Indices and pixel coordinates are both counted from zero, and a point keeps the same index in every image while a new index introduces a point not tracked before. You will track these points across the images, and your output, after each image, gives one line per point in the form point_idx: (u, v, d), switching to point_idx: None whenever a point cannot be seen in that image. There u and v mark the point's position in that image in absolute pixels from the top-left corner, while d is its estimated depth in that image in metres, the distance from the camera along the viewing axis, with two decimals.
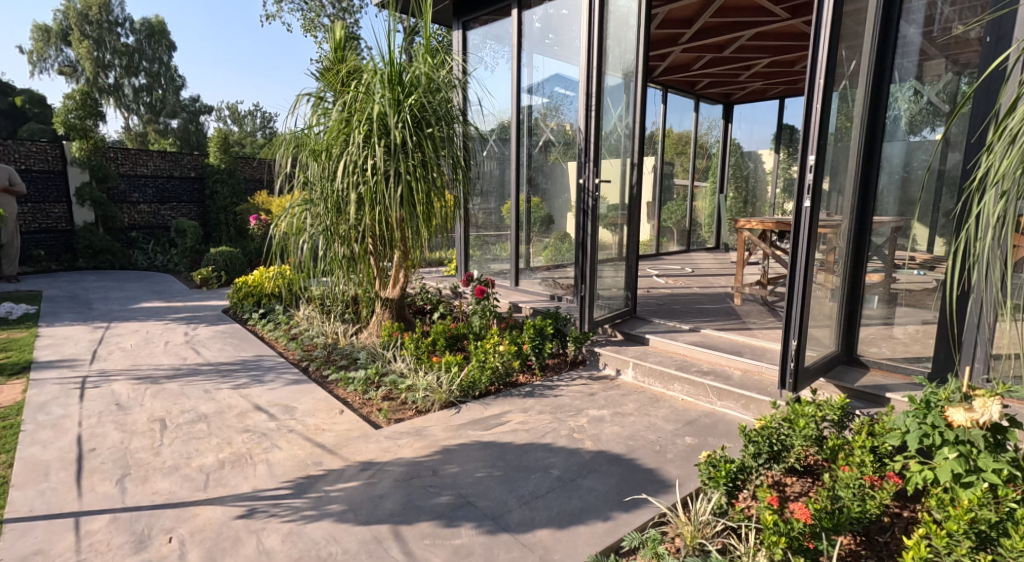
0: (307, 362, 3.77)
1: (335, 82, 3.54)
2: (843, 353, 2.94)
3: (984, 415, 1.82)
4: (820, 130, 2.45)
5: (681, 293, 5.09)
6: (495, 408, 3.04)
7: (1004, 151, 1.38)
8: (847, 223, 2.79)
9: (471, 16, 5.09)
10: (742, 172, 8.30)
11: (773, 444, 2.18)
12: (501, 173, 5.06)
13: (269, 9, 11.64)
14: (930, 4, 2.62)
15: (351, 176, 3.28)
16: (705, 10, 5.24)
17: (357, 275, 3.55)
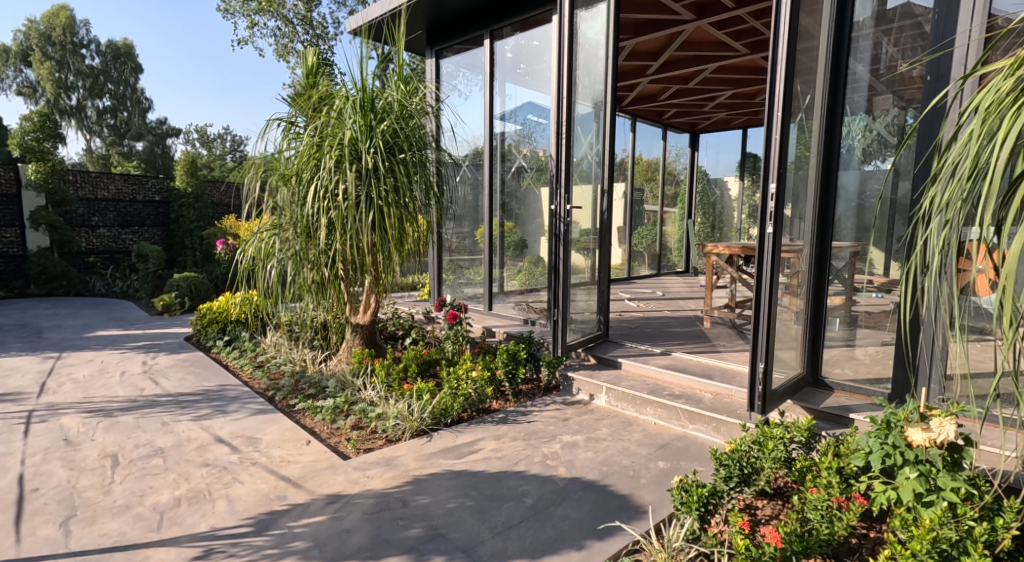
0: (274, 392, 3.67)
1: (306, 107, 3.50)
2: (808, 375, 2.99)
3: (940, 434, 1.88)
4: (780, 158, 2.53)
5: (653, 317, 5.14)
6: (467, 436, 2.99)
7: (946, 182, 1.42)
8: (808, 248, 2.87)
9: (444, 44, 5.14)
10: (709, 199, 8.51)
11: (744, 468, 2.21)
12: (475, 198, 5.08)
13: (241, 34, 11.64)
14: (877, 44, 2.75)
15: (321, 201, 3.25)
16: (671, 43, 5.42)
17: (327, 300, 3.49)
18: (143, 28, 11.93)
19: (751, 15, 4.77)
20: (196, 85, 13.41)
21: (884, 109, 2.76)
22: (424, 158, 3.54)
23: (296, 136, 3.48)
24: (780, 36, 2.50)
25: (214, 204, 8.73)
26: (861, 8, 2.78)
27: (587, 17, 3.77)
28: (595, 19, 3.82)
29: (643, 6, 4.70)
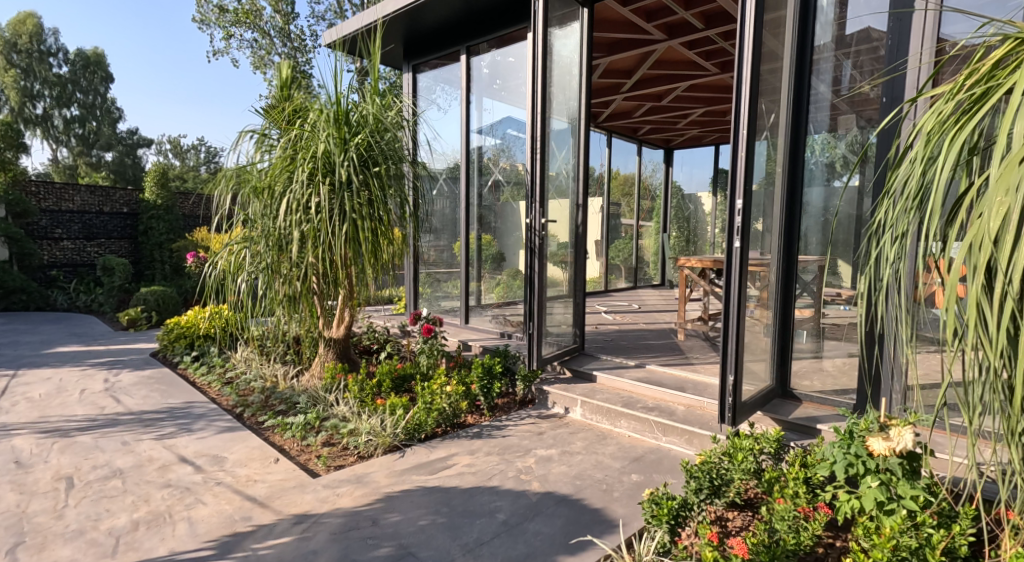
0: (242, 408, 3.59)
1: (280, 119, 3.48)
2: (777, 387, 3.04)
3: (899, 443, 1.91)
4: (746, 175, 2.59)
5: (628, 330, 5.18)
6: (440, 451, 2.97)
7: (898, 200, 1.45)
8: (776, 262, 2.93)
9: (421, 59, 5.18)
10: (683, 214, 8.64)
11: (713, 479, 2.23)
12: (453, 211, 5.07)
13: (216, 45, 11.50)
14: (838, 67, 2.85)
15: (294, 215, 3.21)
16: (643, 62, 5.53)
17: (299, 314, 3.44)
18: (115, 37, 11.74)
19: (719, 36, 4.91)
20: (170, 96, 13.22)
21: (847, 128, 2.85)
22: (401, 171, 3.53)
23: (270, 149, 3.44)
24: (744, 58, 2.57)
25: (185, 216, 8.53)
26: (822, 32, 2.88)
27: (561, 35, 3.81)
28: (569, 38, 3.89)
29: (616, 25, 4.80)
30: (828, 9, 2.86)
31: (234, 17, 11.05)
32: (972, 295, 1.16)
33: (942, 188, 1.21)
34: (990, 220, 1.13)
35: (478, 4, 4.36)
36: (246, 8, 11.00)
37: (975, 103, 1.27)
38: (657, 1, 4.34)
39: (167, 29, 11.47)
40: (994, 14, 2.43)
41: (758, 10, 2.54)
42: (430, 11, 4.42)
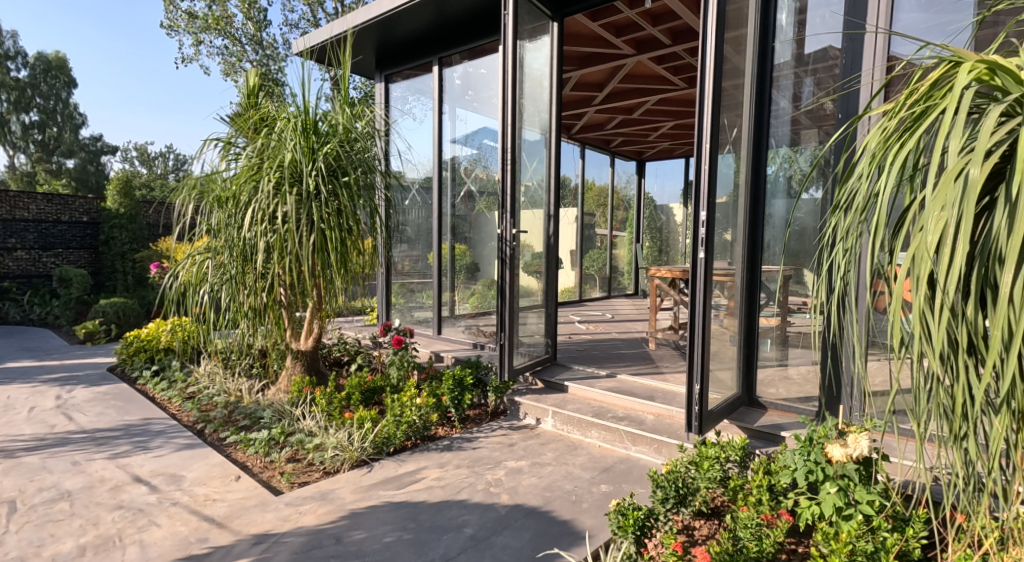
0: (203, 425, 3.48)
1: (246, 127, 3.44)
2: (743, 396, 3.11)
3: (857, 449, 1.96)
4: (710, 187, 2.65)
5: (601, 339, 5.22)
6: (409, 465, 2.93)
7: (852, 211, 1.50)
8: (740, 272, 3.00)
9: (393, 69, 5.19)
10: (656, 224, 8.78)
11: (679, 489, 2.25)
12: (425, 221, 5.07)
13: (185, 51, 11.35)
14: (798, 83, 2.95)
15: (259, 225, 3.15)
16: (614, 76, 5.62)
17: (265, 325, 3.36)
18: (78, 42, 11.45)
19: (686, 52, 5.03)
20: (134, 102, 12.92)
21: (807, 142, 2.94)
22: (372, 182, 3.49)
23: (236, 157, 3.37)
24: (706, 74, 2.63)
25: (150, 224, 8.27)
26: (782, 50, 2.98)
27: (532, 48, 3.84)
28: (540, 51, 3.93)
29: (586, 40, 4.88)
30: (787, 28, 2.97)
31: (204, 23, 10.84)
32: (918, 306, 1.19)
33: (885, 202, 1.25)
34: (929, 233, 1.15)
35: (451, 16, 4.38)
36: (215, 15, 10.73)
37: (919, 121, 1.32)
38: (626, 17, 4.43)
39: (132, 34, 11.17)
40: (936, 39, 2.56)
41: (718, 28, 2.61)
42: (403, 22, 4.43)
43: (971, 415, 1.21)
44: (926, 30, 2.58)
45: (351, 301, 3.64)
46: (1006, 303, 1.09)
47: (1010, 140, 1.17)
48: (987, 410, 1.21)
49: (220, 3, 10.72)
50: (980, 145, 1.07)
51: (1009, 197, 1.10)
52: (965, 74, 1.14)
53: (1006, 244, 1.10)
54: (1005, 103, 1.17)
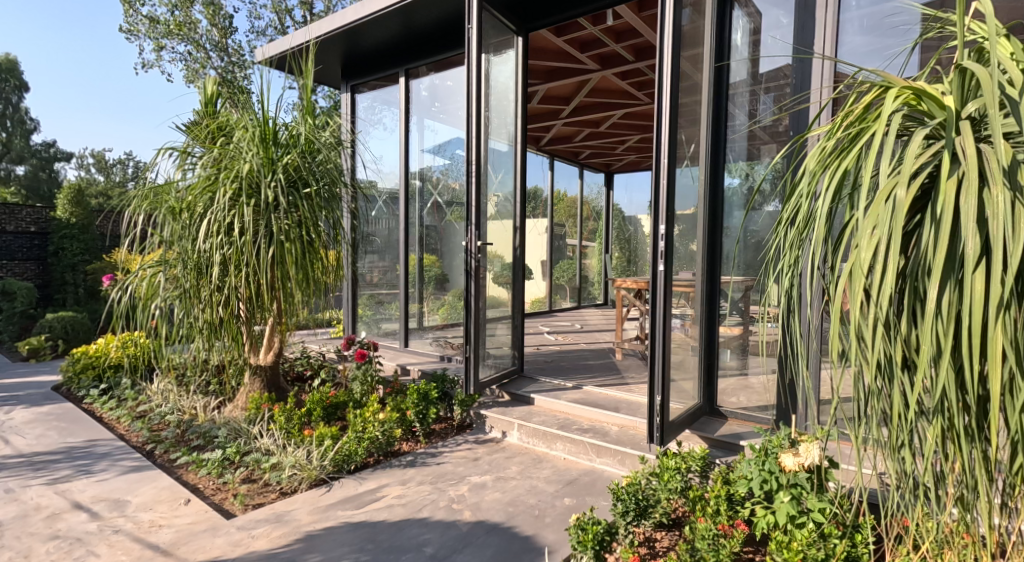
0: (153, 446, 3.34)
1: (203, 137, 3.35)
2: (705, 405, 3.17)
3: (808, 458, 2.02)
4: (668, 203, 2.71)
5: (569, 350, 5.25)
6: (370, 483, 2.87)
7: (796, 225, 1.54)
8: (700, 284, 3.05)
9: (359, 80, 5.16)
10: (624, 235, 8.91)
11: (639, 501, 2.27)
12: (390, 233, 5.04)
13: (145, 57, 11.15)
14: (753, 101, 3.05)
15: (214, 237, 3.06)
16: (581, 90, 5.72)
17: (221, 341, 3.25)
18: (29, 46, 11.03)
19: (649, 68, 5.16)
20: (90, 109, 12.49)
21: (765, 156, 3.03)
22: (337, 193, 3.45)
23: (193, 166, 3.26)
24: (664, 91, 2.69)
25: (102, 235, 7.95)
26: (737, 70, 3.09)
27: (498, 61, 3.88)
28: (505, 65, 3.96)
29: (552, 54, 4.95)
30: (743, 47, 3.09)
31: (165, 29, 10.57)
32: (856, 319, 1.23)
33: (823, 220, 1.28)
34: (863, 251, 1.19)
35: (418, 28, 4.39)
36: (178, 20, 10.47)
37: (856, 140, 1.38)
38: (589, 33, 4.51)
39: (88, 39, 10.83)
40: (876, 64, 2.70)
41: (675, 45, 2.68)
42: (369, 33, 4.42)
43: (907, 425, 1.24)
44: (867, 54, 2.72)
45: (317, 313, 3.58)
46: (932, 317, 1.13)
47: (935, 160, 1.23)
48: (919, 420, 1.25)
49: (183, 8, 10.47)
50: (906, 168, 1.12)
51: (933, 216, 1.14)
52: (893, 99, 1.19)
53: (932, 261, 1.14)
54: (928, 127, 1.22)
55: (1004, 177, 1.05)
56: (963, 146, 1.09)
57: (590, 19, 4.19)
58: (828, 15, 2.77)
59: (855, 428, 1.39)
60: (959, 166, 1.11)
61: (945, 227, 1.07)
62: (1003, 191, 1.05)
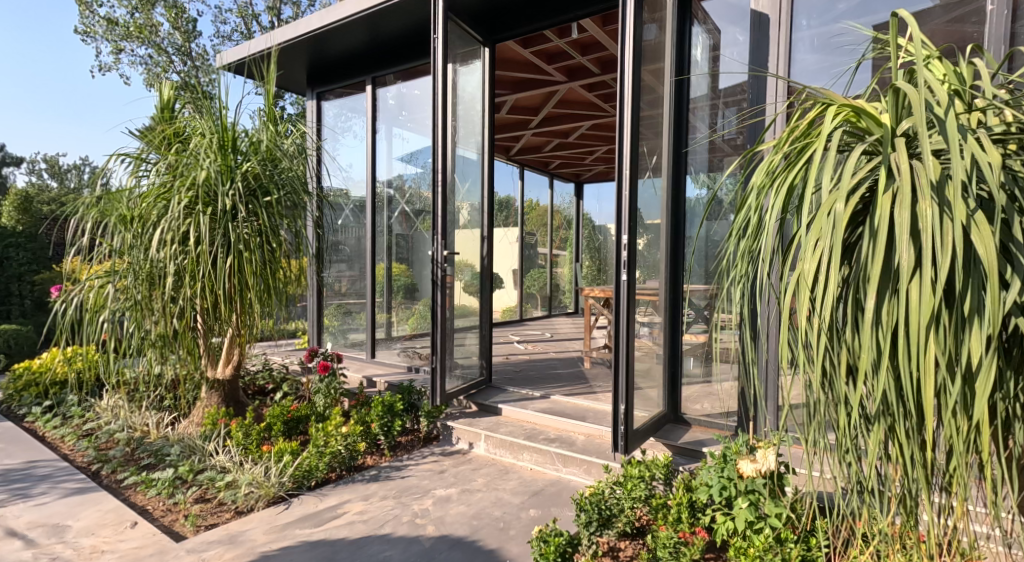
0: (99, 465, 3.18)
1: (159, 143, 3.24)
2: (669, 413, 3.21)
3: (765, 464, 2.08)
4: (631, 214, 2.74)
5: (538, 359, 5.26)
6: (331, 499, 2.80)
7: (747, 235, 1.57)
8: (663, 293, 3.10)
9: (326, 88, 5.10)
10: (594, 244, 9.01)
11: (602, 511, 2.27)
12: (357, 242, 4.98)
13: (103, 59, 10.89)
14: (713, 114, 3.13)
15: (168, 247, 2.96)
16: (549, 101, 5.78)
17: (176, 354, 3.14)
18: None
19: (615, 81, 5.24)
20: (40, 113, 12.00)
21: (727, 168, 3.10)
22: (302, 201, 3.37)
23: (148, 172, 3.15)
24: (626, 104, 2.72)
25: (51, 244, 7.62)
26: (698, 86, 3.17)
27: (465, 71, 3.88)
28: (472, 75, 3.96)
29: (519, 65, 4.99)
30: (703, 63, 3.18)
31: (124, 31, 10.21)
32: (802, 330, 1.26)
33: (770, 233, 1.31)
34: (807, 264, 1.21)
35: (385, 37, 4.35)
36: (138, 22, 10.08)
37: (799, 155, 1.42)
38: (556, 46, 4.57)
39: None
40: (825, 81, 2.81)
41: (636, 59, 2.71)
42: (335, 41, 4.36)
43: (853, 433, 1.27)
44: (817, 71, 2.82)
45: (282, 325, 3.49)
46: (870, 327, 1.16)
47: (873, 175, 1.27)
48: (863, 428, 1.28)
49: (143, 10, 10.14)
50: (844, 184, 1.15)
51: (871, 229, 1.18)
52: (830, 117, 1.23)
53: (872, 274, 1.18)
54: (865, 143, 1.26)
55: (932, 192, 1.09)
56: (896, 163, 1.13)
57: (556, 31, 4.24)
58: (781, 35, 2.86)
59: (805, 436, 1.41)
60: (894, 181, 1.15)
61: (880, 240, 1.10)
62: (932, 205, 1.09)
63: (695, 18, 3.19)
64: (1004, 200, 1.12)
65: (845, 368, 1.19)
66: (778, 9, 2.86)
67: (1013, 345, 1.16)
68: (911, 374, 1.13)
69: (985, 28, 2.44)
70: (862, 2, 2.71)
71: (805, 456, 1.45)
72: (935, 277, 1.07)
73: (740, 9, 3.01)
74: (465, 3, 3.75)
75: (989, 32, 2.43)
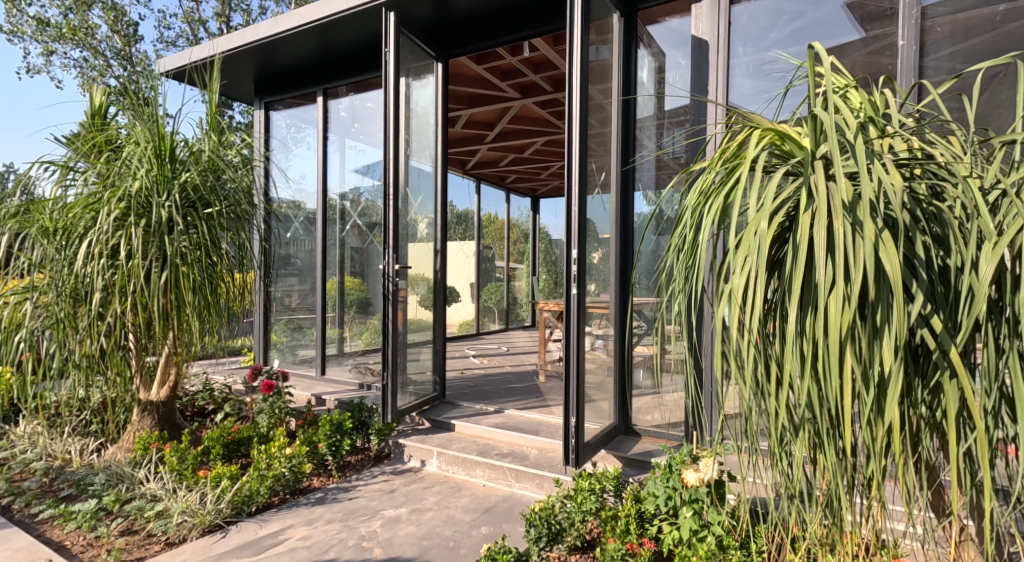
0: (12, 498, 2.95)
1: (89, 152, 3.07)
2: (620, 424, 3.26)
3: (707, 473, 2.09)
4: (580, 229, 2.78)
5: (494, 373, 5.24)
6: (273, 524, 2.69)
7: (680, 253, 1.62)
8: (613, 306, 3.15)
9: (274, 97, 4.99)
10: (551, 257, 9.11)
11: (552, 526, 2.28)
12: (305, 256, 4.86)
13: (32, 61, 10.36)
14: (658, 134, 3.23)
15: (96, 261, 2.79)
16: (503, 117, 5.84)
17: (104, 376, 2.96)
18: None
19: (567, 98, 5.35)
20: None
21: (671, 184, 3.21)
22: (246, 213, 3.25)
23: (75, 181, 2.98)
24: (573, 122, 2.77)
25: None
26: (643, 106, 3.28)
27: (418, 86, 3.87)
28: (424, 89, 3.96)
29: (472, 81, 5.02)
30: (648, 84, 3.30)
31: (56, 32, 9.63)
32: (735, 344, 1.30)
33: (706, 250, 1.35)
34: (737, 280, 1.26)
35: (335, 48, 4.30)
36: (72, 24, 9.60)
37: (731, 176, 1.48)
38: (508, 63, 4.63)
39: None
40: (760, 106, 2.95)
41: (582, 79, 2.76)
42: (283, 50, 4.28)
43: (785, 441, 1.32)
44: (752, 96, 2.96)
45: (226, 342, 3.34)
46: (794, 339, 1.22)
47: (797, 195, 1.33)
48: (792, 437, 1.33)
49: (79, 12, 9.73)
50: (768, 204, 1.21)
51: (794, 245, 1.24)
52: (757, 141, 1.29)
53: (799, 289, 1.23)
54: (789, 165, 1.33)
55: (847, 212, 1.15)
56: (815, 183, 1.19)
57: (508, 49, 4.31)
58: (719, 60, 3.00)
59: (739, 444, 1.45)
60: (813, 201, 1.21)
61: (801, 256, 1.16)
62: (846, 224, 1.15)
63: (640, 42, 3.31)
64: (910, 220, 1.19)
65: (773, 378, 1.24)
66: (717, 35, 3.01)
67: (922, 354, 1.23)
68: (829, 384, 1.18)
69: (898, 61, 2.62)
70: (792, 33, 2.87)
71: (742, 463, 1.48)
72: (848, 291, 1.14)
73: (682, 34, 3.15)
74: (415, 18, 3.76)
75: (901, 65, 2.61)
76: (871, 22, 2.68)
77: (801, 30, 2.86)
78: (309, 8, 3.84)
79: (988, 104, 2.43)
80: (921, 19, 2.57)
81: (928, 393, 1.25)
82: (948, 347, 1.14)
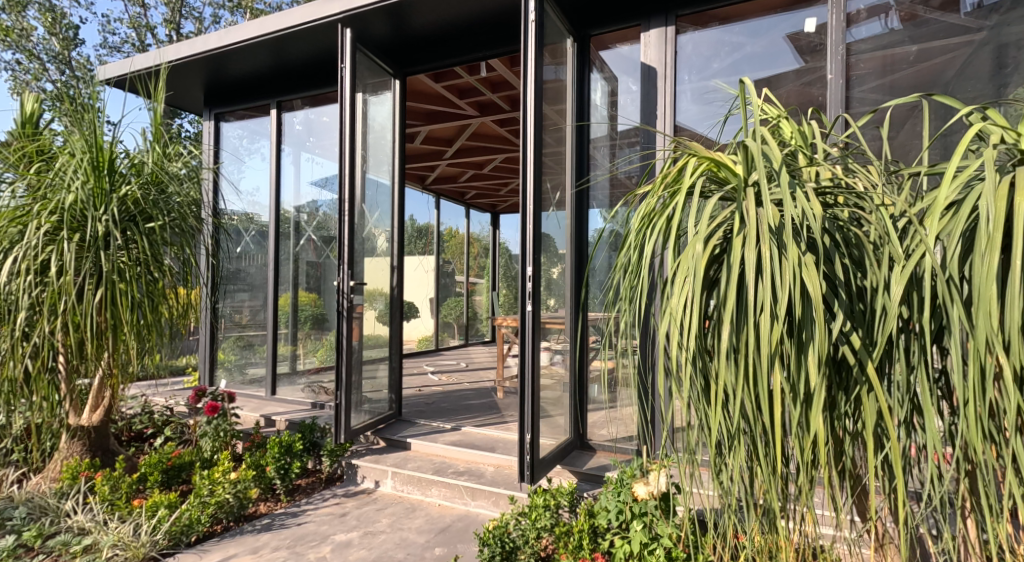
0: None
1: (19, 162, 2.93)
2: (576, 440, 3.30)
3: (656, 486, 2.16)
4: (535, 246, 2.81)
5: (453, 390, 5.21)
6: (214, 554, 2.58)
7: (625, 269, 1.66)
8: (569, 321, 3.19)
9: (224, 108, 4.88)
10: (511, 273, 9.17)
11: (505, 544, 2.29)
12: (256, 271, 4.74)
13: None
14: (611, 155, 3.33)
15: (24, 276, 2.65)
16: (462, 133, 5.89)
17: (30, 399, 2.79)
18: None
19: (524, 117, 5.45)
20: None
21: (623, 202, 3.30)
22: (191, 228, 3.15)
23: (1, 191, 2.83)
24: (527, 141, 2.81)
25: None
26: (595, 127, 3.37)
27: (374, 102, 3.86)
28: (380, 105, 3.95)
29: (430, 98, 5.02)
30: (601, 107, 3.39)
31: None
32: (676, 361, 1.33)
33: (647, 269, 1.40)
34: (676, 301, 1.31)
35: (289, 61, 4.25)
36: (7, 24, 9.16)
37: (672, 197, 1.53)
38: (466, 82, 4.67)
39: None
40: (705, 129, 3.07)
41: (537, 100, 2.81)
42: (233, 61, 4.19)
43: (724, 453, 1.36)
44: (699, 120, 3.08)
45: (168, 361, 3.21)
46: (729, 357, 1.27)
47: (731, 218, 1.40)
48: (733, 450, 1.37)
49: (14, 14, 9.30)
50: (703, 227, 1.26)
51: (727, 267, 1.30)
52: (693, 167, 1.35)
53: (732, 308, 1.28)
54: (724, 190, 1.40)
55: (774, 236, 1.22)
56: (746, 209, 1.26)
57: (465, 68, 4.36)
58: (667, 86, 3.12)
59: (684, 457, 1.50)
60: (745, 225, 1.28)
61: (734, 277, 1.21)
62: (773, 247, 1.22)
63: (593, 65, 3.40)
64: (831, 243, 1.28)
65: (712, 394, 1.28)
66: (664, 62, 3.13)
67: (845, 368, 1.29)
68: (759, 397, 1.25)
69: (827, 94, 2.80)
70: (733, 63, 3.02)
71: (688, 475, 1.53)
72: (776, 310, 1.21)
73: (632, 60, 3.27)
74: (372, 35, 3.76)
75: (830, 97, 2.78)
76: (806, 55, 2.85)
77: (741, 60, 3.01)
78: (263, 21, 3.79)
79: (905, 136, 2.60)
80: (847, 55, 2.75)
81: (852, 406, 1.32)
82: (866, 363, 1.22)
